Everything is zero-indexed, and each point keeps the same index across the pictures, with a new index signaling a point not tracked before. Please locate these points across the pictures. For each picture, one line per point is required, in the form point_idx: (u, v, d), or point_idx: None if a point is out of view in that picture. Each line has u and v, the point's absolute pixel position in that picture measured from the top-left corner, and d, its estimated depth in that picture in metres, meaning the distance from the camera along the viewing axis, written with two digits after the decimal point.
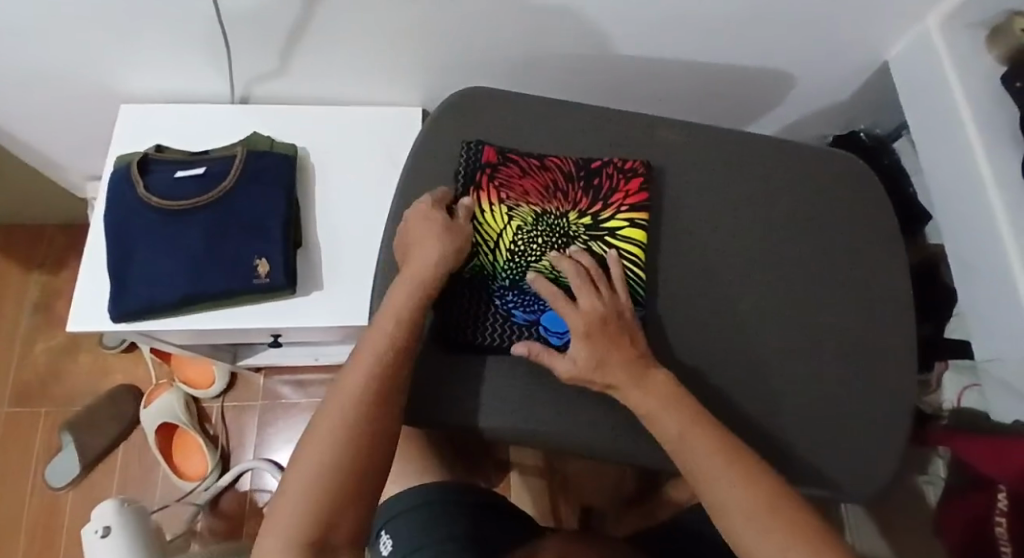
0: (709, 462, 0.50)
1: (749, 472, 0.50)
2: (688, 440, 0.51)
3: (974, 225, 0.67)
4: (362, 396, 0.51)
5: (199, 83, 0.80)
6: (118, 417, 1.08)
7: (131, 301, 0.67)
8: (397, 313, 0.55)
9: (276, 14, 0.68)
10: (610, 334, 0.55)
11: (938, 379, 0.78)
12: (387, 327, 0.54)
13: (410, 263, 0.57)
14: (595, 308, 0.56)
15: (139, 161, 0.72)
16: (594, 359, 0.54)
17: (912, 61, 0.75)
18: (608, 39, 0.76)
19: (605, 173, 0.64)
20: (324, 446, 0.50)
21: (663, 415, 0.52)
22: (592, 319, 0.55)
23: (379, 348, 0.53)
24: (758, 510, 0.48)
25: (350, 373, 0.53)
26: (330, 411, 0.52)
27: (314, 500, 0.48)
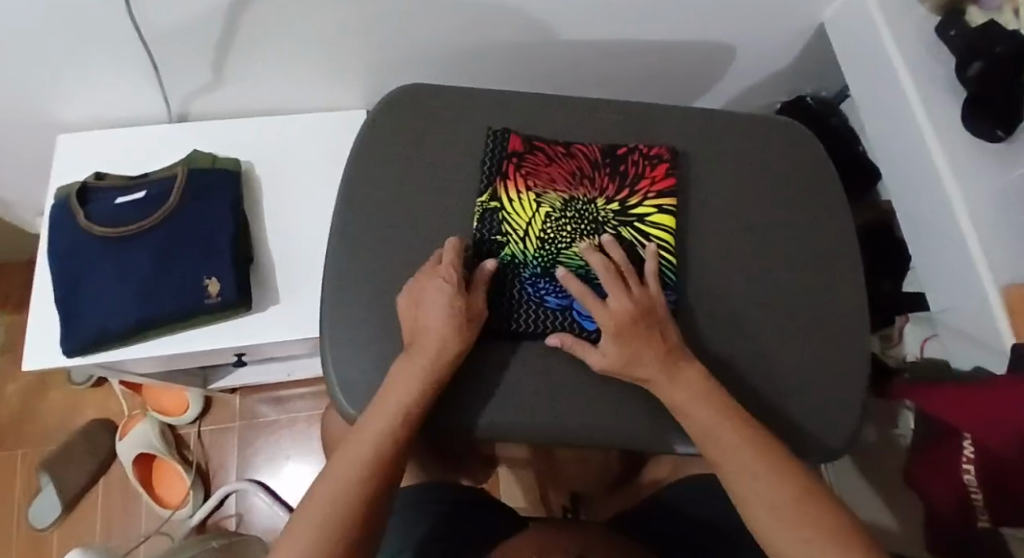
0: (736, 454, 0.50)
1: (780, 469, 0.49)
2: (720, 433, 0.51)
3: (918, 175, 0.67)
4: (361, 466, 0.50)
5: (135, 105, 0.79)
6: (94, 452, 1.07)
7: (83, 334, 0.66)
8: (403, 387, 0.53)
9: (202, 28, 0.66)
10: (638, 330, 0.54)
11: (900, 332, 0.80)
12: (394, 395, 0.53)
13: (422, 335, 0.54)
14: (624, 307, 0.55)
15: (78, 191, 0.71)
16: (624, 358, 0.54)
17: (847, 21, 0.75)
18: (545, 24, 0.75)
19: (631, 159, 0.64)
20: (317, 518, 0.47)
21: (696, 409, 0.52)
22: (621, 316, 0.54)
23: (385, 417, 0.52)
24: (784, 502, 0.47)
25: (352, 440, 0.52)
26: (327, 481, 0.49)
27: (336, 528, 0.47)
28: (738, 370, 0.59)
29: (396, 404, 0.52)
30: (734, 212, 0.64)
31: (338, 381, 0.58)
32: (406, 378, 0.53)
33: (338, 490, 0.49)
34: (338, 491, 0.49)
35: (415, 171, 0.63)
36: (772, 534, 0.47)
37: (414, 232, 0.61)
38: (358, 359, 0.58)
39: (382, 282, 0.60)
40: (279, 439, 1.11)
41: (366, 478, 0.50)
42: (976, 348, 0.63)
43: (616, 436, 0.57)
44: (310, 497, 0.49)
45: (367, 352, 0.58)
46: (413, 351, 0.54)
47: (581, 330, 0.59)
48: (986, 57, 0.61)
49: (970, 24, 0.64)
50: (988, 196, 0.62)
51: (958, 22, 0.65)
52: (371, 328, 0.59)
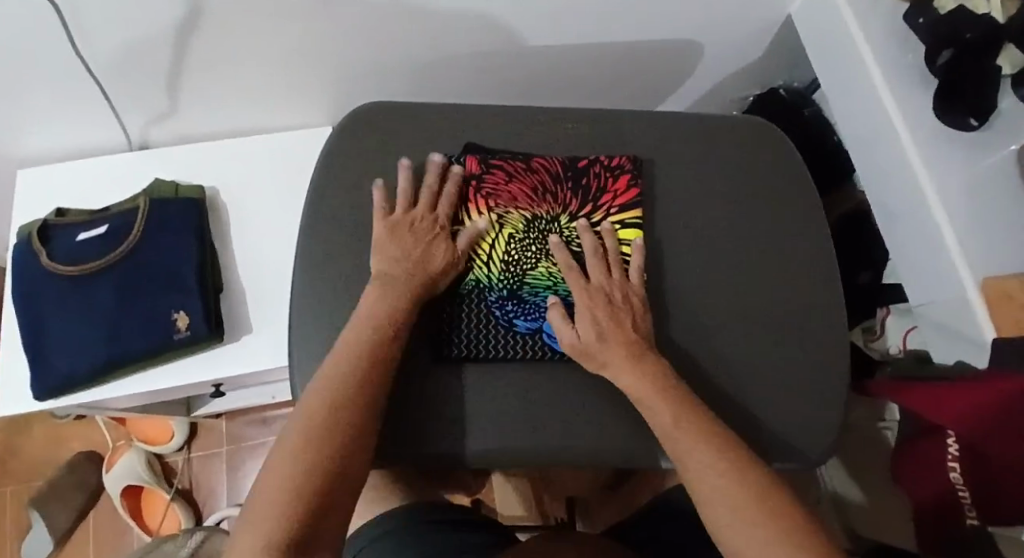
0: (698, 456, 0.49)
1: (742, 469, 0.48)
2: (680, 435, 0.50)
3: (891, 170, 0.66)
4: (340, 389, 0.50)
5: (92, 135, 0.77)
6: (81, 486, 1.05)
7: (52, 377, 0.65)
8: (378, 309, 0.53)
9: (151, 52, 0.64)
10: (615, 313, 0.55)
11: (882, 324, 0.81)
12: (365, 324, 0.53)
13: (396, 269, 0.56)
14: (601, 287, 0.57)
15: (39, 229, 0.69)
16: (594, 329, 0.54)
17: (814, 13, 0.74)
18: (506, 30, 0.73)
19: (593, 173, 0.62)
20: (293, 447, 0.47)
21: (658, 407, 0.51)
22: (591, 300, 0.56)
23: (362, 335, 0.52)
24: (747, 505, 0.46)
25: (333, 360, 0.52)
26: (302, 411, 0.50)
27: (319, 425, 0.49)
28: (716, 380, 0.58)
29: (369, 325, 0.53)
30: (705, 216, 0.63)
31: None
32: (375, 307, 0.54)
33: (324, 389, 0.50)
34: (324, 390, 0.50)
35: (376, 195, 0.62)
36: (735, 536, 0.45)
37: None
38: None
39: (348, 312, 0.58)
40: (266, 462, 1.09)
41: (344, 390, 0.50)
42: (957, 340, 0.62)
43: (595, 459, 0.56)
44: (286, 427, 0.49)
45: None
46: (387, 283, 0.55)
47: (553, 353, 0.57)
48: (959, 43, 0.59)
49: (940, 10, 0.61)
50: (960, 190, 0.61)
51: (926, 8, 0.62)
52: None
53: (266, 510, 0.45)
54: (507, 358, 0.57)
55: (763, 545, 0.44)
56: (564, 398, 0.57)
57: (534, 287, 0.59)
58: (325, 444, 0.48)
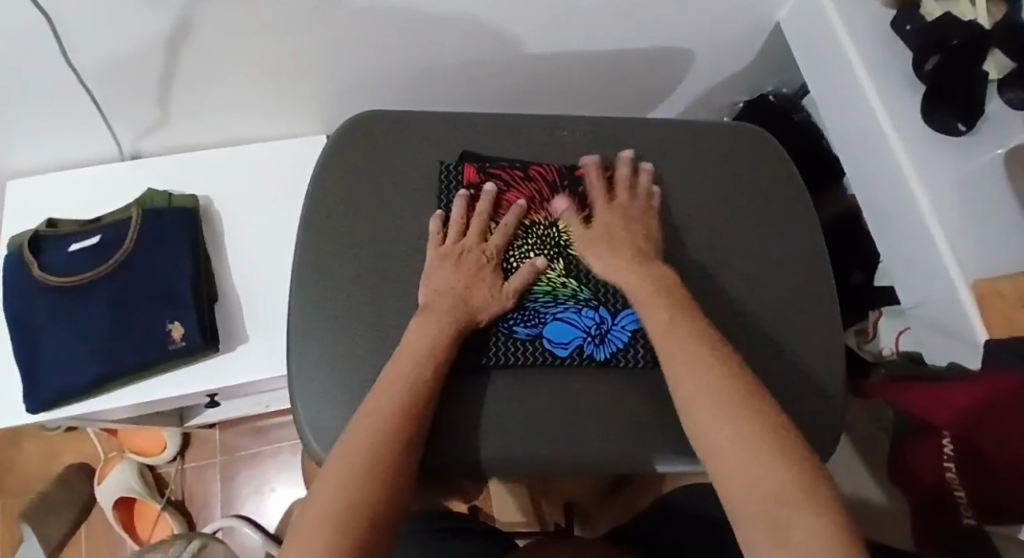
0: (697, 373, 0.48)
1: (741, 392, 0.46)
2: (682, 354, 0.49)
3: (883, 173, 0.67)
4: (381, 429, 0.49)
5: (84, 145, 0.76)
6: (73, 500, 1.04)
7: (45, 391, 0.64)
8: (419, 344, 0.54)
9: (140, 60, 0.63)
10: (629, 228, 0.59)
11: (875, 327, 0.82)
12: (410, 357, 0.53)
13: (437, 305, 0.56)
14: (621, 204, 0.61)
15: (30, 241, 0.68)
16: (606, 237, 0.59)
17: (803, 21, 0.75)
18: (499, 39, 0.74)
19: (589, 181, 0.63)
20: (340, 480, 0.45)
21: (662, 324, 0.52)
22: (607, 214, 0.60)
23: (402, 374, 0.52)
24: (739, 419, 0.44)
25: (371, 400, 0.51)
26: (345, 445, 0.48)
27: (362, 466, 0.46)
28: None
29: (410, 364, 0.53)
30: (701, 221, 0.63)
31: (309, 428, 0.56)
32: (421, 338, 0.54)
33: (365, 430, 0.49)
34: (365, 430, 0.48)
35: (373, 203, 0.62)
36: (725, 473, 0.42)
37: (377, 266, 0.60)
38: (328, 403, 0.56)
39: (347, 321, 0.58)
40: (261, 472, 1.09)
41: (387, 432, 0.49)
42: (950, 341, 0.63)
43: (595, 464, 0.56)
44: (331, 462, 0.47)
45: (336, 397, 0.56)
46: (430, 314, 0.55)
47: (555, 357, 0.58)
48: (942, 50, 0.62)
49: (927, 17, 0.63)
50: (952, 189, 0.61)
51: (913, 16, 0.65)
52: (339, 370, 0.57)
53: (312, 540, 0.41)
54: (508, 365, 0.57)
55: (754, 468, 0.41)
56: (563, 403, 0.57)
57: (534, 293, 0.59)
58: (373, 476, 0.46)
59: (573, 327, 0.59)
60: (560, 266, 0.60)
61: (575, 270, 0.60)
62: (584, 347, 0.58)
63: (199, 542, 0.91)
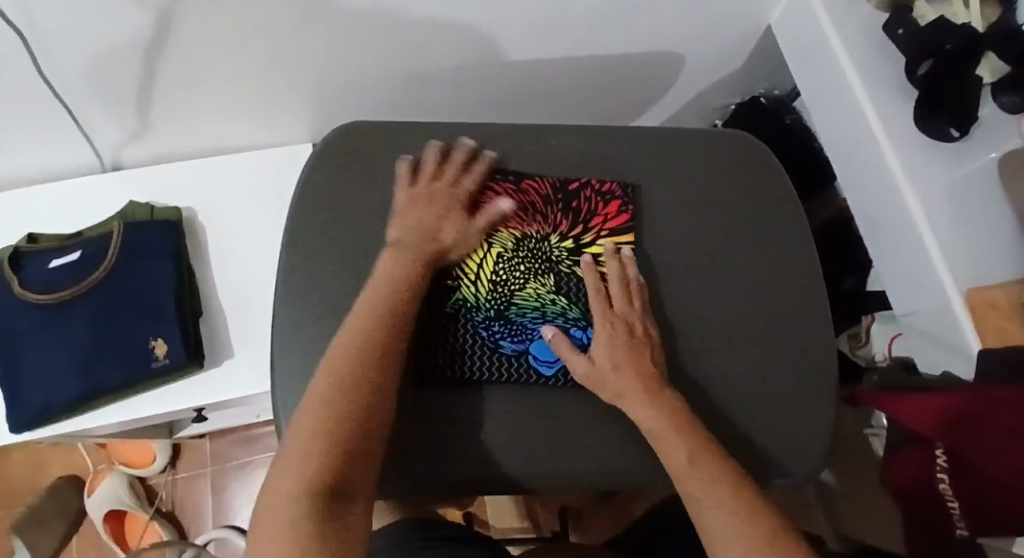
0: (713, 490, 0.48)
1: (754, 510, 0.47)
2: (694, 470, 0.49)
3: (875, 180, 0.66)
4: (350, 359, 0.49)
5: (65, 158, 0.75)
6: (62, 514, 1.03)
7: (26, 411, 0.63)
8: (391, 276, 0.53)
9: (118, 71, 0.62)
10: (636, 349, 0.55)
11: (867, 332, 0.82)
12: (377, 291, 0.53)
13: (408, 240, 0.55)
14: (623, 319, 0.57)
15: (10, 257, 0.67)
16: (612, 360, 0.54)
17: (794, 22, 0.74)
18: (484, 45, 0.73)
19: (583, 196, 0.62)
20: (308, 432, 0.46)
21: (671, 440, 0.51)
22: (609, 328, 0.56)
23: (372, 303, 0.52)
24: (755, 540, 0.45)
25: (345, 328, 0.52)
26: (309, 394, 0.48)
27: (332, 395, 0.48)
28: (704, 397, 0.58)
29: (383, 292, 0.53)
30: (692, 231, 0.63)
31: None
32: (389, 275, 0.53)
33: (335, 357, 0.50)
34: (335, 358, 0.50)
35: (358, 217, 0.60)
36: (711, 532, 0.47)
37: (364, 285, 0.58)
38: None
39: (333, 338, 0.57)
40: (252, 483, 1.08)
41: (352, 360, 0.49)
42: (943, 353, 0.62)
43: (579, 482, 0.56)
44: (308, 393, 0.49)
45: None
46: (398, 250, 0.54)
47: (541, 376, 0.57)
48: (937, 55, 0.60)
49: (920, 20, 0.62)
50: (941, 198, 0.61)
51: (905, 20, 0.63)
52: None
53: (285, 479, 0.44)
54: (495, 381, 0.56)
55: None
56: (552, 419, 0.56)
57: (521, 308, 0.58)
58: (339, 406, 0.47)
59: None
60: (550, 282, 0.59)
61: (565, 287, 0.59)
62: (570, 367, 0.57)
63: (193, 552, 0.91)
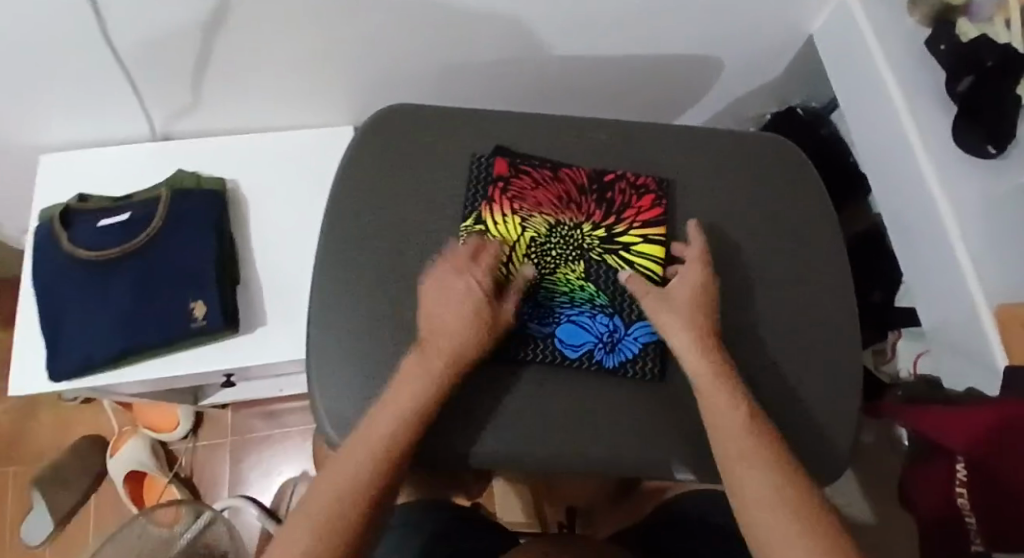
0: (746, 443, 0.46)
1: (785, 471, 0.45)
2: (730, 421, 0.48)
3: (911, 193, 0.66)
4: (373, 454, 0.48)
5: (118, 126, 0.78)
6: (83, 473, 1.06)
7: (67, 361, 0.66)
8: (420, 379, 0.52)
9: (177, 45, 0.65)
10: (708, 305, 0.55)
11: (893, 347, 0.82)
12: (408, 389, 0.51)
13: (439, 336, 0.54)
14: (707, 279, 0.57)
15: (62, 215, 0.70)
16: (692, 302, 0.55)
17: (836, 32, 0.75)
18: (530, 39, 0.74)
19: (618, 188, 0.63)
20: (316, 523, 0.44)
21: (714, 392, 0.50)
22: (693, 280, 0.56)
23: (402, 404, 0.51)
24: (782, 498, 0.43)
25: (373, 419, 0.50)
26: (320, 486, 0.47)
27: (348, 489, 0.46)
28: None
29: (413, 391, 0.51)
30: (726, 230, 0.64)
31: (324, 411, 0.57)
32: (419, 377, 0.52)
33: (360, 452, 0.48)
34: (359, 452, 0.48)
35: (400, 192, 0.62)
36: (737, 480, 0.45)
37: (400, 256, 0.60)
38: (344, 386, 0.57)
39: (368, 308, 0.59)
40: (269, 457, 1.10)
41: (377, 460, 0.48)
42: (972, 365, 0.62)
43: (599, 466, 0.57)
44: (322, 476, 0.48)
45: (352, 380, 0.57)
46: (430, 350, 0.53)
47: (565, 358, 0.58)
48: (978, 71, 0.61)
49: (962, 37, 0.63)
50: (978, 212, 0.61)
51: (947, 36, 0.64)
52: (357, 355, 0.58)
53: None
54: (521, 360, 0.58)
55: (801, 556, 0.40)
56: (575, 401, 0.57)
57: (550, 291, 0.60)
58: (353, 502, 0.46)
59: (585, 331, 0.59)
60: (579, 268, 0.61)
61: (594, 275, 0.61)
62: (595, 352, 0.58)
63: (207, 517, 0.91)
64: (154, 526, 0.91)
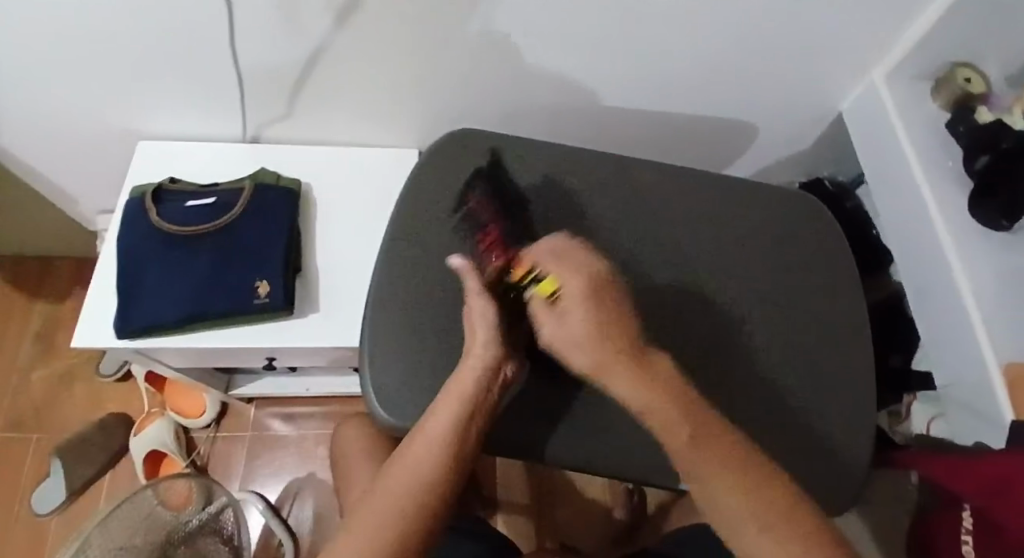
0: (712, 463, 0.45)
1: (769, 484, 0.45)
2: (697, 445, 0.46)
3: (928, 258, 0.72)
4: (418, 475, 0.49)
5: (210, 122, 0.87)
6: (106, 448, 1.10)
7: (133, 319, 0.71)
8: (449, 402, 0.53)
9: (287, 56, 0.75)
10: (609, 312, 0.49)
11: (908, 409, 0.85)
12: (441, 413, 0.53)
13: (464, 364, 0.55)
14: (587, 280, 0.50)
15: (153, 193, 0.77)
16: (587, 323, 0.48)
17: (864, 111, 0.83)
18: (592, 89, 0.83)
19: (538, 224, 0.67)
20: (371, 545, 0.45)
21: (658, 412, 0.47)
22: (583, 298, 0.49)
23: (437, 426, 0.52)
24: (767, 514, 0.43)
25: (411, 444, 0.51)
26: (368, 511, 0.47)
27: (398, 509, 0.47)
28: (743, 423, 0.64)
29: (447, 413, 0.53)
30: (745, 268, 0.71)
31: (374, 388, 0.63)
32: (447, 401, 0.53)
33: (404, 476, 0.49)
34: (404, 476, 0.49)
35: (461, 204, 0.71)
36: (715, 501, 0.45)
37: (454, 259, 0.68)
38: (393, 364, 0.63)
39: (423, 298, 0.66)
40: (284, 458, 1.13)
41: (424, 481, 0.49)
42: (980, 422, 0.66)
43: (616, 465, 0.62)
44: (368, 502, 0.48)
45: (400, 360, 0.63)
46: (458, 377, 0.55)
47: None
48: (993, 151, 0.69)
49: (979, 120, 0.72)
50: (989, 278, 0.67)
51: (967, 119, 0.73)
52: (410, 337, 0.64)
53: None
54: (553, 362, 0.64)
55: None
56: (603, 401, 0.63)
57: None
58: (405, 521, 0.47)
59: None
60: None
61: None
62: None
63: (219, 503, 0.93)
64: (164, 507, 0.90)
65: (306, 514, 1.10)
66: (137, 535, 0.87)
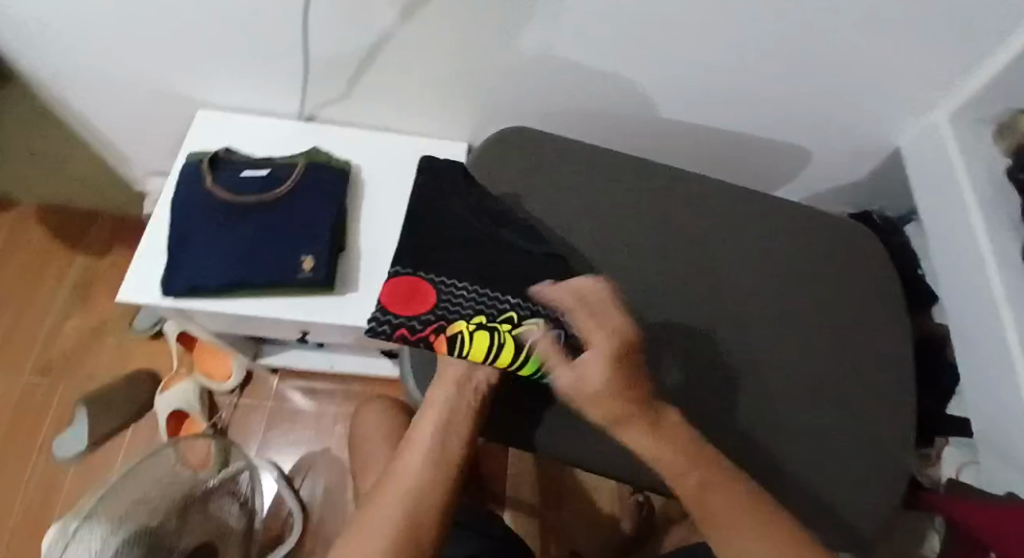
0: (728, 513, 0.52)
1: (772, 523, 0.51)
2: (711, 494, 0.53)
3: (977, 303, 0.71)
4: (410, 492, 0.53)
5: (266, 95, 0.88)
6: (131, 403, 1.12)
7: (179, 280, 0.73)
8: (427, 429, 0.57)
9: (351, 39, 0.75)
10: (626, 382, 0.55)
11: (939, 454, 0.83)
12: (423, 441, 0.56)
13: (435, 395, 0.59)
14: (606, 347, 0.56)
15: (210, 159, 0.79)
16: (607, 392, 0.56)
17: (922, 149, 0.82)
18: (649, 99, 0.83)
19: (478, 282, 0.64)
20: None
21: (671, 465, 0.55)
22: (604, 368, 0.56)
23: (422, 449, 0.56)
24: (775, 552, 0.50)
25: (398, 471, 0.55)
26: (363, 533, 0.50)
27: (398, 527, 0.50)
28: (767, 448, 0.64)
29: (429, 438, 0.57)
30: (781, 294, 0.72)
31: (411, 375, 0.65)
32: (426, 430, 0.57)
33: (399, 499, 0.52)
34: (399, 499, 0.52)
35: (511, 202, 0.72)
36: (727, 540, 0.52)
37: None
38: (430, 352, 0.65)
39: None
40: (301, 432, 1.14)
41: (418, 499, 0.52)
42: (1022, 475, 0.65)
43: (637, 471, 0.64)
44: (360, 526, 0.51)
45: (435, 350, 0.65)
46: (436, 408, 0.58)
47: None
48: None
49: None
50: None
51: None
52: None
53: None
54: None
55: None
56: None
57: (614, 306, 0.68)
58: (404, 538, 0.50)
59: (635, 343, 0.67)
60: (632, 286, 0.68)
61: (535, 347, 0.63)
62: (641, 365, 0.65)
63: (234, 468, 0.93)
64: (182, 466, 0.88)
65: (316, 489, 1.11)
66: (147, 491, 0.80)
